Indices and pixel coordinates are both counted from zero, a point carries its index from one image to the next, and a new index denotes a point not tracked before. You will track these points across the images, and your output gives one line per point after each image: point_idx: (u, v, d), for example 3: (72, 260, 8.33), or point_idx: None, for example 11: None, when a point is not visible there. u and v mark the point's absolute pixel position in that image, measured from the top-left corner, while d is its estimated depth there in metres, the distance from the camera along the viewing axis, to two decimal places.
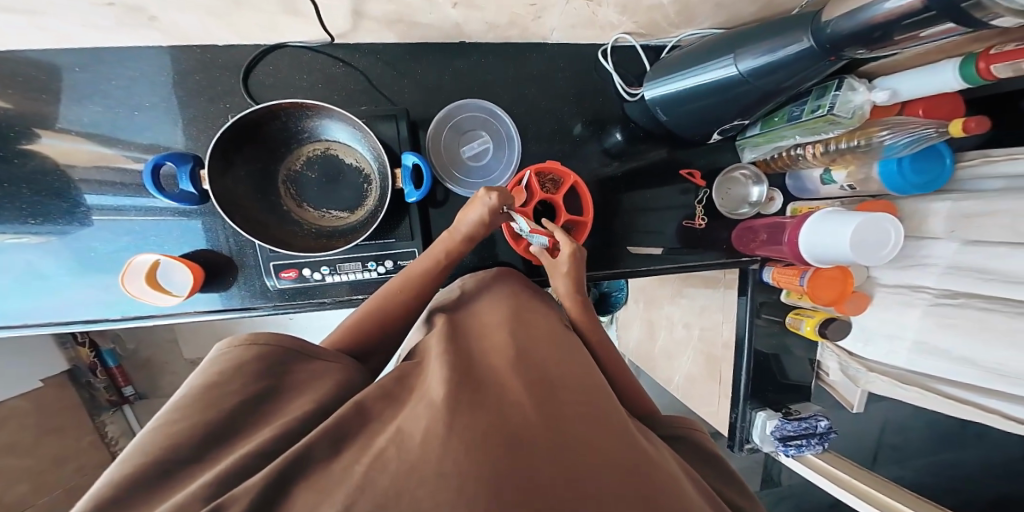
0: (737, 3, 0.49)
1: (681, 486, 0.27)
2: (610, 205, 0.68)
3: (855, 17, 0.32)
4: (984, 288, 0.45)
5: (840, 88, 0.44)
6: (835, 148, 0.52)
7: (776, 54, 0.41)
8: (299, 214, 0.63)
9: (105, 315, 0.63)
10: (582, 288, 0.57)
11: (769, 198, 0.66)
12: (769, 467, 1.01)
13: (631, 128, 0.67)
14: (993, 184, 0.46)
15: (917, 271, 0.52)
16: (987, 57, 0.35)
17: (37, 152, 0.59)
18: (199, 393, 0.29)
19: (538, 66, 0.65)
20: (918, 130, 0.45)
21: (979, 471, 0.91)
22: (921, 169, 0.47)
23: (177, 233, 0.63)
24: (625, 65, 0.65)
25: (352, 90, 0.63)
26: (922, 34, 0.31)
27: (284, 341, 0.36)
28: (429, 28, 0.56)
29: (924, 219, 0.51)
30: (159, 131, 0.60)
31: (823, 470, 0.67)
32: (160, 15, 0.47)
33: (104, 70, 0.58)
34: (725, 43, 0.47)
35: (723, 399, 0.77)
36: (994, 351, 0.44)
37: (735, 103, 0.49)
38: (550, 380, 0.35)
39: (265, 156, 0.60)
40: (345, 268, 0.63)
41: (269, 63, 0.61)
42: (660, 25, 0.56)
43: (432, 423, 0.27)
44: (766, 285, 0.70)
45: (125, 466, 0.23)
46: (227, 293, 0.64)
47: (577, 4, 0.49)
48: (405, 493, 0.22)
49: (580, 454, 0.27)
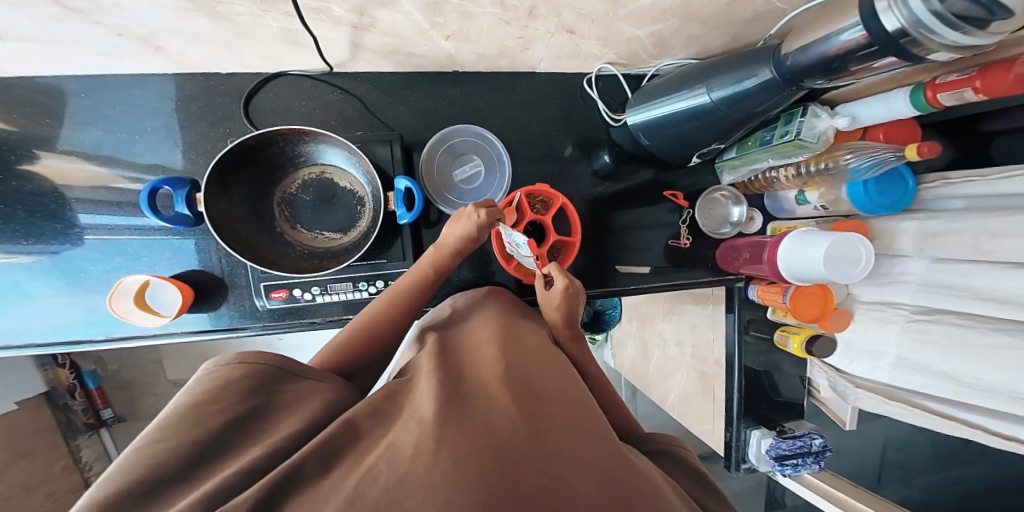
0: (709, 37, 0.52)
1: (664, 495, 0.28)
2: (598, 224, 0.70)
3: (809, 51, 0.35)
4: (954, 303, 0.46)
5: (805, 115, 0.47)
6: (806, 171, 0.55)
7: (743, 84, 0.44)
8: (292, 235, 0.63)
9: (89, 335, 0.62)
10: (575, 306, 0.56)
11: (749, 217, 0.68)
12: (772, 489, 0.98)
13: (617, 151, 0.69)
14: (956, 203, 0.48)
15: (893, 288, 0.54)
16: (933, 86, 0.38)
17: (35, 173, 0.60)
18: (185, 412, 0.28)
19: (526, 93, 0.68)
20: (879, 154, 0.48)
21: (983, 489, 0.90)
22: (886, 191, 0.50)
23: (169, 253, 0.63)
24: (609, 93, 0.69)
25: (348, 116, 0.65)
26: (875, 64, 0.33)
27: (272, 360, 0.36)
28: (422, 58, 0.59)
29: (893, 238, 0.53)
30: (158, 154, 0.62)
31: (820, 490, 0.66)
32: (166, 45, 0.49)
33: (109, 95, 0.60)
34: (699, 73, 0.50)
35: (718, 417, 0.77)
36: (970, 366, 0.45)
37: (711, 127, 0.51)
38: (538, 393, 0.36)
39: (261, 178, 0.61)
40: (336, 288, 0.63)
41: (270, 90, 0.63)
42: (640, 56, 0.60)
43: (421, 437, 0.28)
44: (753, 303, 0.71)
45: (107, 487, 0.23)
46: (216, 313, 0.64)
47: (562, 37, 0.52)
48: (395, 502, 0.22)
49: (568, 463, 0.27)
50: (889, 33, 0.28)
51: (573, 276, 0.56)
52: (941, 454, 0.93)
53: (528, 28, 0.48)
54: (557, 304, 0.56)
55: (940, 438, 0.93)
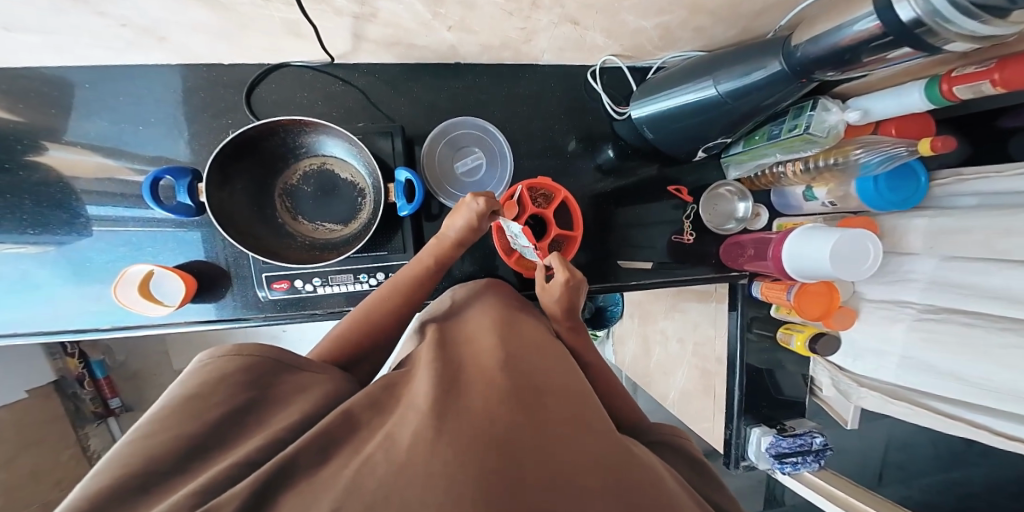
0: (715, 29, 0.51)
1: (666, 487, 0.27)
2: (601, 219, 0.69)
3: (821, 42, 0.34)
4: (964, 302, 0.45)
5: (815, 108, 0.46)
6: (814, 166, 0.54)
7: (750, 77, 0.43)
8: (294, 226, 0.64)
9: (95, 324, 0.63)
10: (574, 298, 0.55)
11: (755, 213, 0.67)
12: (772, 487, 0.98)
13: (620, 145, 0.69)
14: (968, 201, 0.47)
15: (901, 286, 0.53)
16: (949, 79, 0.37)
17: (42, 164, 0.60)
18: (179, 404, 0.29)
19: (530, 86, 0.67)
20: (890, 149, 0.47)
21: (985, 490, 0.89)
22: (896, 188, 0.49)
23: (173, 244, 0.64)
24: (613, 86, 0.68)
25: (350, 107, 0.65)
26: (888, 56, 0.32)
27: (268, 353, 0.36)
28: (425, 50, 0.58)
29: (903, 235, 0.52)
30: (162, 145, 0.62)
31: (820, 488, 0.66)
32: (169, 36, 0.49)
33: (113, 86, 0.60)
34: (706, 65, 0.49)
35: (719, 415, 0.77)
36: (978, 366, 0.45)
37: (717, 121, 0.50)
38: (537, 384, 0.36)
39: (263, 169, 0.61)
40: (337, 280, 0.64)
41: (272, 81, 0.63)
42: (646, 48, 0.58)
43: (419, 429, 0.28)
44: (756, 301, 0.71)
45: (99, 479, 0.23)
46: (220, 304, 0.64)
47: (566, 29, 0.51)
48: (393, 494, 0.22)
49: (568, 456, 0.27)
50: (905, 23, 0.27)
51: (574, 268, 0.56)
52: (945, 455, 0.92)
53: (531, 18, 0.47)
54: (558, 297, 0.55)
55: (943, 439, 0.93)
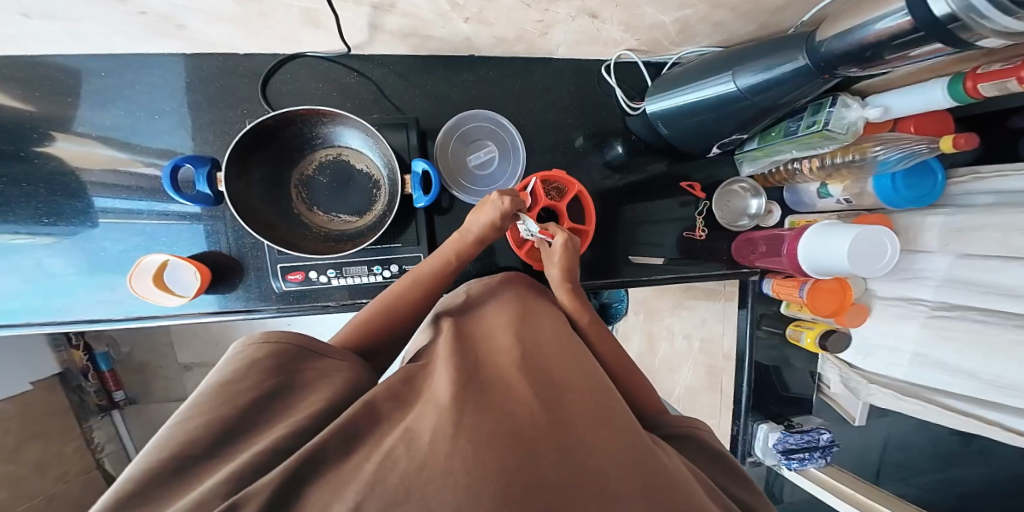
0: (735, 24, 0.51)
1: (689, 487, 0.27)
2: (613, 214, 0.69)
3: (847, 38, 0.34)
4: (980, 301, 0.45)
5: (835, 104, 0.46)
6: (831, 163, 0.54)
7: (771, 72, 0.43)
8: (309, 217, 0.63)
9: (106, 315, 0.63)
10: (572, 275, 0.58)
11: (768, 210, 0.67)
12: (773, 484, 0.98)
13: (633, 141, 0.69)
14: (985, 199, 0.47)
15: (915, 284, 0.53)
16: (974, 76, 0.37)
17: (53, 155, 0.60)
18: (213, 391, 0.29)
19: (544, 80, 0.67)
20: (911, 146, 0.47)
21: (996, 495, 0.87)
22: (914, 185, 0.49)
23: (185, 235, 0.63)
24: (626, 81, 0.68)
25: (365, 99, 0.64)
26: (912, 53, 0.32)
27: (294, 339, 0.36)
28: (441, 41, 0.58)
29: (917, 233, 0.53)
30: (175, 136, 0.62)
31: (826, 484, 0.66)
32: (187, 23, 0.49)
33: (126, 76, 0.60)
34: (725, 60, 0.48)
35: (726, 411, 0.78)
36: (991, 364, 0.45)
37: (733, 116, 0.50)
38: (555, 381, 0.36)
39: (279, 160, 0.61)
40: (350, 271, 0.64)
41: (286, 71, 0.62)
42: (662, 43, 0.58)
43: (439, 422, 0.28)
44: (766, 298, 0.71)
45: (145, 461, 0.23)
46: (231, 295, 0.64)
47: (583, 22, 0.51)
48: (415, 489, 0.22)
49: (589, 457, 0.27)
50: (938, 18, 0.27)
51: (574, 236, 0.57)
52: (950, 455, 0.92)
53: (548, 11, 0.47)
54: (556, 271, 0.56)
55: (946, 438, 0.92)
